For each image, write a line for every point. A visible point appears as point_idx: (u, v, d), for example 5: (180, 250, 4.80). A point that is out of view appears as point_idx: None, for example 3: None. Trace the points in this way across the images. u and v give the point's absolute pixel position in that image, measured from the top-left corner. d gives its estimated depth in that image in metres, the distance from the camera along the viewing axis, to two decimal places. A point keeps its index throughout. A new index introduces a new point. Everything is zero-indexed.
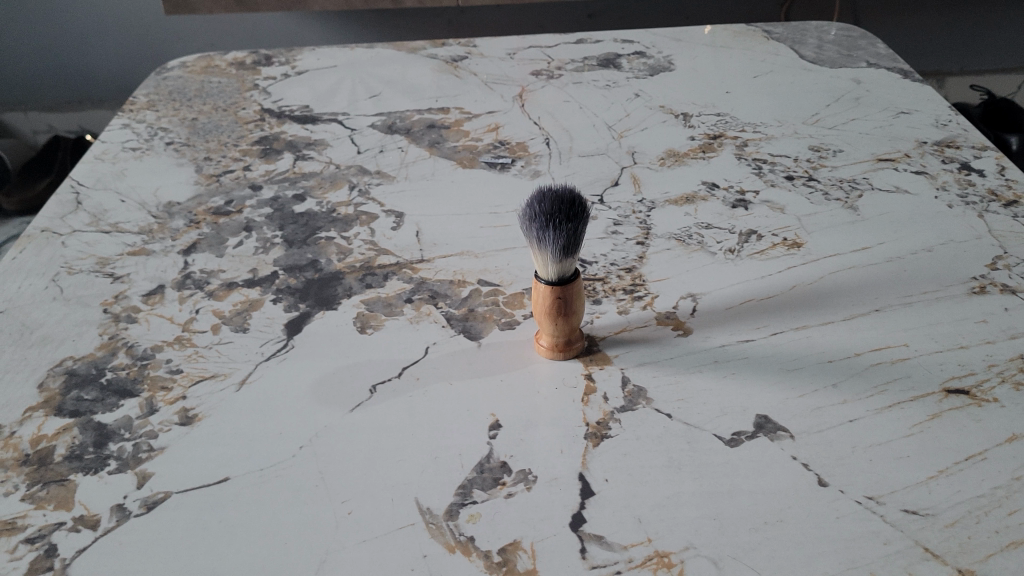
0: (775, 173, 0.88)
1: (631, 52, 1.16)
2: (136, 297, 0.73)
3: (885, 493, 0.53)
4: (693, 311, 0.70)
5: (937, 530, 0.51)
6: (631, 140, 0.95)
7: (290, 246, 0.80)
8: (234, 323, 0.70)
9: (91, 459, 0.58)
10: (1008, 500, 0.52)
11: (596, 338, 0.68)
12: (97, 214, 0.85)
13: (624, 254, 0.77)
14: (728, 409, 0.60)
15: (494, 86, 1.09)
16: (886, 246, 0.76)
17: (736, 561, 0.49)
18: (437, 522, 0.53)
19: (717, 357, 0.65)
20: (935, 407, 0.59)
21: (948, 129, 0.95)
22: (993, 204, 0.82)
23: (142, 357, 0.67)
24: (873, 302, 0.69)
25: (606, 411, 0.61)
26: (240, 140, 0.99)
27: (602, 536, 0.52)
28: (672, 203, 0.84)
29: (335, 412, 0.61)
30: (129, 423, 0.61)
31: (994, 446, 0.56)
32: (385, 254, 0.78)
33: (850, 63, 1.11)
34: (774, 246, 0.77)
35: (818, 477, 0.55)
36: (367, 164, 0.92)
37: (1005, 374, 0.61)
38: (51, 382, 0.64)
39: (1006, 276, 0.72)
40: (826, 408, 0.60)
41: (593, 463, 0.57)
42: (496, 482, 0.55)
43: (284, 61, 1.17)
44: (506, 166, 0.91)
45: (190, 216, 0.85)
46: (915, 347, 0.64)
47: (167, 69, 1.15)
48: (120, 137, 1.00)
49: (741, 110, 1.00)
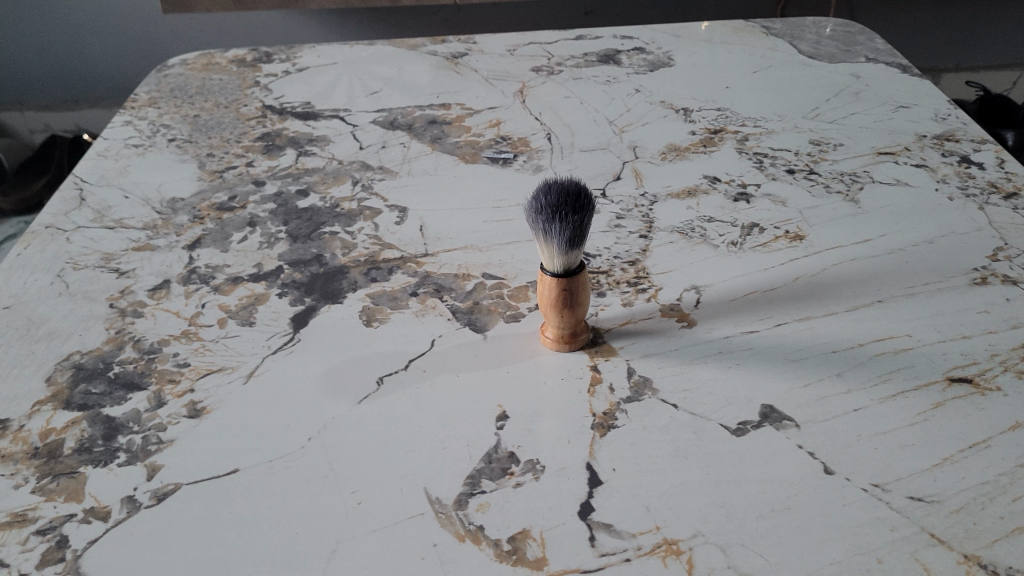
0: (776, 167, 0.89)
1: (630, 49, 1.16)
2: (142, 292, 0.73)
3: (891, 480, 0.53)
4: (697, 303, 0.70)
5: (943, 517, 0.51)
6: (632, 135, 0.96)
7: (295, 241, 0.80)
8: (240, 316, 0.70)
9: (101, 451, 0.58)
10: (1013, 487, 0.53)
11: (601, 330, 0.68)
12: (102, 210, 0.85)
13: (626, 247, 0.78)
14: (733, 399, 0.61)
15: (494, 82, 1.09)
16: (888, 238, 0.77)
17: (744, 548, 0.50)
18: (446, 512, 0.53)
19: (722, 348, 0.65)
20: (938, 396, 0.60)
21: (947, 123, 0.95)
22: (993, 197, 0.82)
23: (150, 351, 0.67)
24: (877, 293, 0.70)
25: (612, 401, 0.61)
26: (243, 136, 0.99)
27: (611, 524, 0.52)
28: (675, 197, 0.85)
29: (343, 404, 0.61)
30: (138, 416, 0.61)
31: (998, 434, 0.56)
32: (389, 249, 0.79)
33: (849, 58, 1.11)
34: (777, 239, 0.77)
35: (824, 465, 0.55)
36: (369, 160, 0.93)
37: (1008, 364, 0.62)
38: (59, 376, 0.65)
39: (1007, 267, 0.72)
40: (831, 397, 0.60)
41: (600, 452, 0.57)
42: (505, 472, 0.56)
43: (285, 58, 1.18)
44: (508, 161, 0.92)
45: (194, 212, 0.85)
46: (917, 337, 0.65)
47: (167, 67, 1.16)
48: (122, 133, 1.00)
49: (742, 105, 1.01)
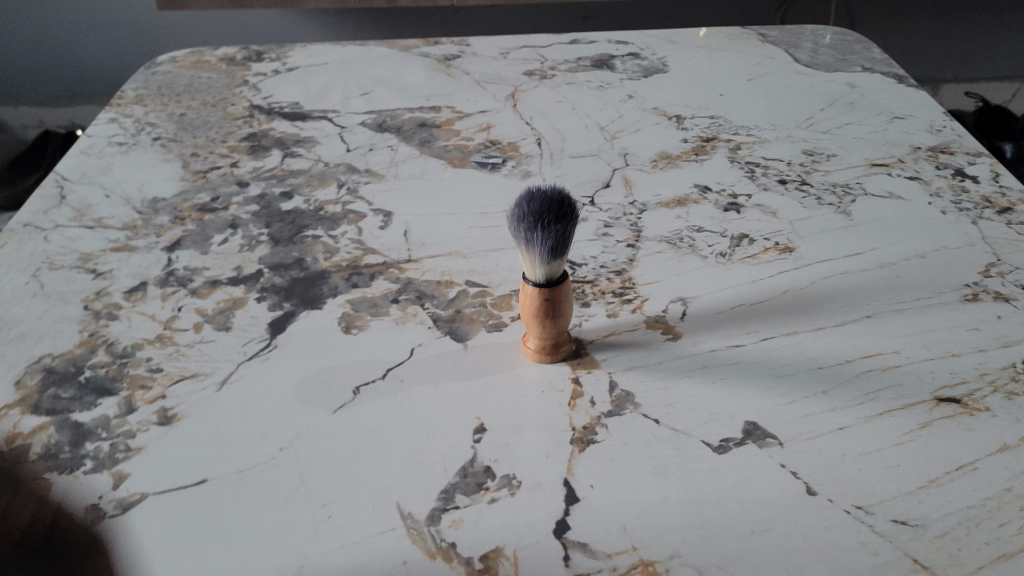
0: (768, 177, 0.87)
1: (624, 54, 1.15)
2: (118, 294, 0.72)
3: (874, 503, 0.52)
4: (683, 315, 0.69)
5: (927, 541, 0.50)
6: (623, 141, 0.94)
7: (276, 244, 0.79)
8: (217, 321, 0.69)
9: (68, 458, 0.57)
10: (1000, 512, 0.51)
11: (584, 341, 0.67)
12: (82, 209, 0.84)
13: (613, 256, 0.76)
14: (717, 415, 0.59)
15: (486, 86, 1.08)
16: (879, 252, 0.75)
17: (722, 571, 0.49)
18: (419, 528, 0.52)
19: (707, 362, 0.64)
20: (926, 415, 0.58)
21: (942, 135, 0.94)
22: (987, 211, 0.81)
23: (122, 355, 0.65)
24: (866, 308, 0.69)
25: (593, 416, 0.60)
26: (229, 136, 0.97)
27: (586, 544, 0.51)
28: (664, 206, 0.83)
29: (317, 413, 0.60)
30: (107, 422, 0.60)
31: (986, 456, 0.55)
32: (372, 254, 0.77)
33: (845, 67, 1.10)
34: (766, 251, 0.76)
35: (807, 485, 0.54)
36: (356, 163, 0.91)
37: (998, 384, 0.61)
38: (28, 379, 0.63)
39: (999, 284, 0.71)
40: (816, 415, 0.59)
41: (578, 468, 0.56)
42: (480, 487, 0.54)
43: (275, 58, 1.16)
44: (497, 166, 0.90)
45: (176, 212, 0.83)
46: (906, 354, 0.64)
47: (156, 64, 1.14)
48: (107, 131, 0.99)
49: (736, 113, 1.00)
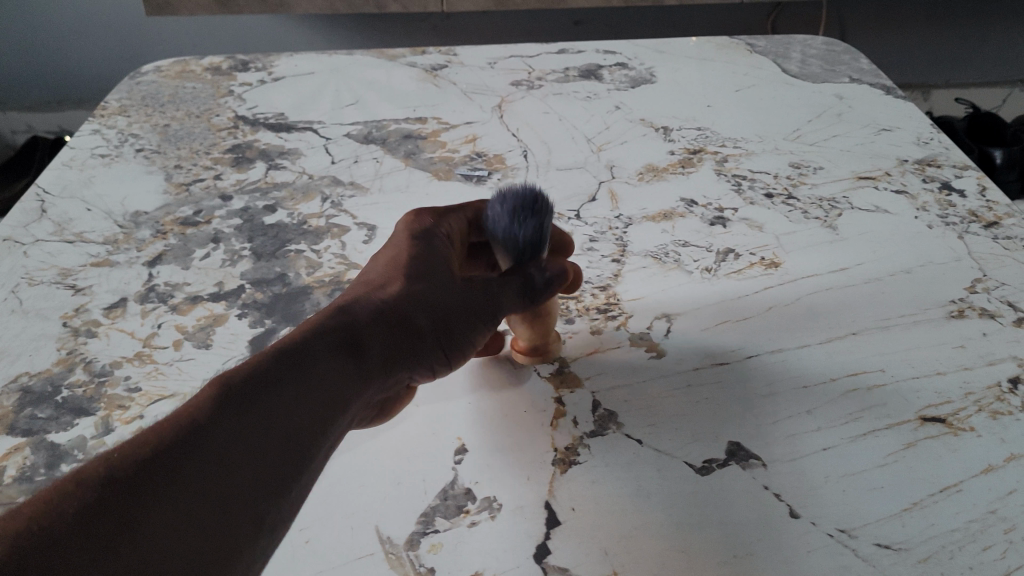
0: (754, 190, 0.87)
1: (612, 64, 1.15)
2: (97, 311, 0.71)
3: (858, 526, 0.51)
4: (668, 333, 0.69)
5: (910, 566, 0.49)
6: (610, 154, 0.94)
7: (258, 259, 0.78)
8: (197, 339, 0.68)
9: (42, 481, 0.56)
10: (983, 535, 0.51)
11: (567, 359, 0.66)
12: (62, 223, 0.83)
13: (599, 271, 0.76)
14: (700, 436, 0.59)
15: (473, 96, 1.07)
16: (865, 267, 0.75)
17: None
18: (397, 553, 0.51)
19: (691, 380, 0.63)
20: (910, 435, 0.58)
21: (929, 147, 0.94)
22: (973, 225, 0.80)
23: (100, 374, 0.65)
24: (851, 325, 0.68)
25: (575, 436, 0.59)
26: (212, 147, 0.97)
27: (567, 569, 0.50)
28: (650, 219, 0.83)
29: None
30: (83, 443, 0.59)
31: (970, 478, 0.55)
32: (355, 268, 0.76)
33: (832, 78, 1.10)
34: (752, 266, 0.76)
35: (790, 508, 0.53)
36: (341, 175, 0.91)
37: (982, 403, 0.60)
38: (4, 399, 0.62)
39: (985, 300, 0.71)
40: (800, 436, 0.58)
41: (560, 491, 0.55)
42: (460, 510, 0.54)
43: (261, 67, 1.16)
44: (482, 178, 0.90)
45: (157, 226, 0.83)
46: (892, 372, 0.63)
47: (141, 74, 1.13)
48: (90, 142, 0.98)
49: (723, 125, 0.99)
